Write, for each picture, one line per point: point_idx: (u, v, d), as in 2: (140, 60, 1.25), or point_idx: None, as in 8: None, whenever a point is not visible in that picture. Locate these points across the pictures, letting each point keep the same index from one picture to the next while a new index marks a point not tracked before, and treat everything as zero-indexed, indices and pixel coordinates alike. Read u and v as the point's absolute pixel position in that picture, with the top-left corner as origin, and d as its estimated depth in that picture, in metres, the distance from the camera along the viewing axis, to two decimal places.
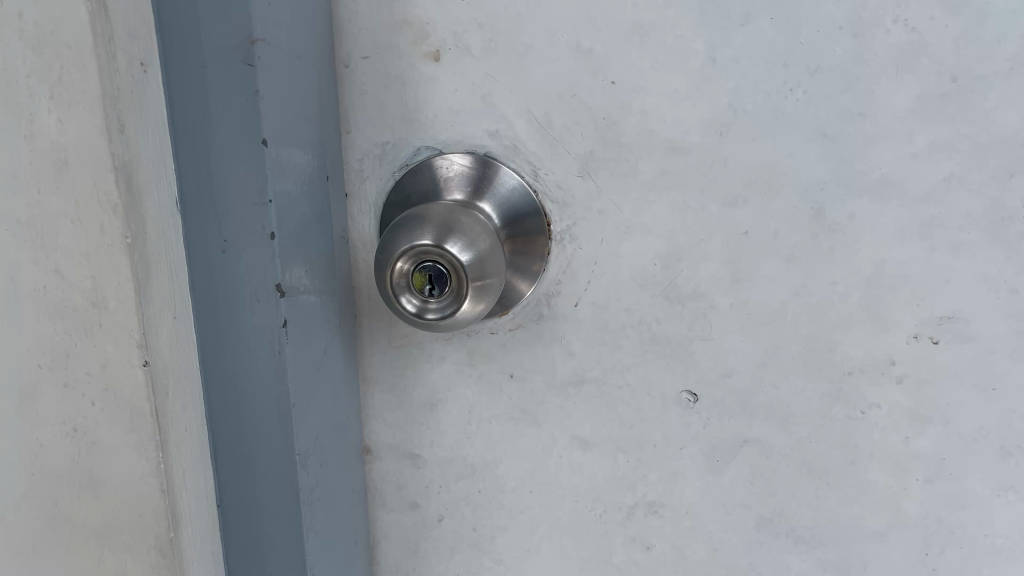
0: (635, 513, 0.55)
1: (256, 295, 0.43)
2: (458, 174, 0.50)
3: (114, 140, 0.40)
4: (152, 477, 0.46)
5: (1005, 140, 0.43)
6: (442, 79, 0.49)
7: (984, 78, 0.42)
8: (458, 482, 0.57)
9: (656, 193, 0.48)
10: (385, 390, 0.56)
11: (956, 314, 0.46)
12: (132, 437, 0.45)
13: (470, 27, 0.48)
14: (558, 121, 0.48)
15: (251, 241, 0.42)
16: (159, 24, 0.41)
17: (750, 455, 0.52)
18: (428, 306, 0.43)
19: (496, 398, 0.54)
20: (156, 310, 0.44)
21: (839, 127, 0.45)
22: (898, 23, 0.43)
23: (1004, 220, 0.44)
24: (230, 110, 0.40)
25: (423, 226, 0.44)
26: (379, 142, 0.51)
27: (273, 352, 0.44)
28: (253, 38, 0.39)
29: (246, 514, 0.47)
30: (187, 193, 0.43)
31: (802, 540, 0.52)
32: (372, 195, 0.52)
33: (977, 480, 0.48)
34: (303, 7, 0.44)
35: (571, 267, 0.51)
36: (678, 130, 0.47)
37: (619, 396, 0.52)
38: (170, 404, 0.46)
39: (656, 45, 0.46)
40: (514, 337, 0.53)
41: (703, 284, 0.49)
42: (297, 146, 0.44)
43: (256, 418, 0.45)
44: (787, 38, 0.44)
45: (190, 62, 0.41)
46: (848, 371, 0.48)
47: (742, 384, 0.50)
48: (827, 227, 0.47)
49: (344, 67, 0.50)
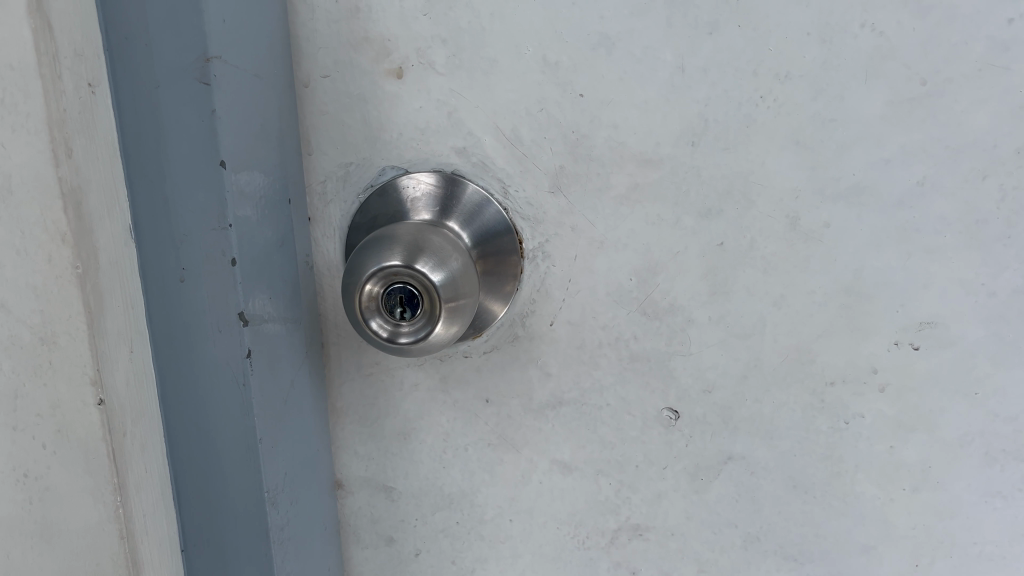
0: (620, 537, 0.53)
1: (218, 324, 0.41)
2: (425, 193, 0.49)
3: (61, 164, 0.36)
4: (109, 523, 0.40)
5: (975, 143, 0.43)
6: (406, 97, 0.47)
7: (952, 81, 0.42)
8: (435, 513, 0.55)
9: (629, 208, 0.47)
10: (355, 421, 0.54)
11: (935, 320, 0.46)
12: (88, 482, 0.40)
13: (432, 43, 0.46)
14: (527, 136, 0.47)
15: (210, 269, 0.40)
16: (107, 43, 0.39)
17: (735, 472, 0.51)
18: (400, 330, 0.41)
19: (472, 424, 0.53)
20: (112, 346, 0.39)
21: (812, 135, 0.44)
22: (865, 29, 0.42)
23: (979, 223, 0.44)
24: (186, 133, 0.39)
25: (392, 246, 0.42)
26: (341, 163, 0.49)
27: (237, 385, 0.42)
28: (209, 56, 0.37)
29: (215, 555, 0.46)
30: (142, 219, 0.41)
31: (791, 557, 0.52)
32: (336, 218, 0.50)
33: (964, 487, 0.48)
34: (261, 25, 0.42)
35: (545, 285, 0.49)
36: (649, 143, 0.46)
37: (598, 416, 0.51)
38: (127, 447, 0.41)
39: (623, 57, 0.45)
40: (488, 360, 0.51)
41: (680, 298, 0.48)
42: (259, 169, 0.42)
43: (221, 454, 0.44)
44: (756, 46, 0.43)
45: (142, 83, 0.39)
46: (829, 381, 0.48)
47: (723, 399, 0.49)
48: (803, 235, 0.46)
49: (303, 86, 0.48)
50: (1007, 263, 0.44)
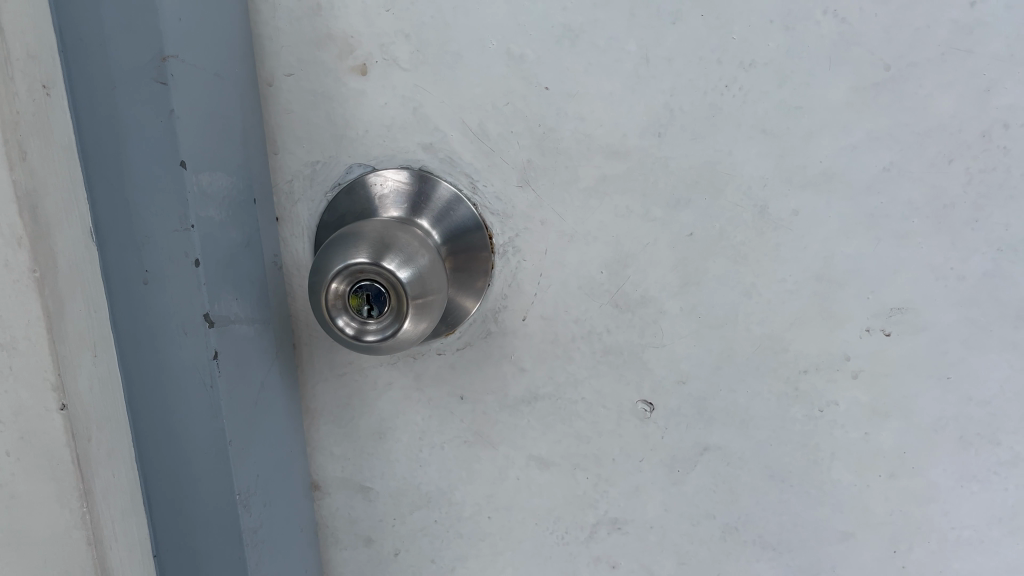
0: (599, 531, 0.53)
1: (183, 327, 0.41)
2: (393, 190, 0.48)
3: (15, 169, 0.36)
4: (76, 529, 0.41)
5: (943, 127, 0.43)
6: (370, 93, 0.47)
7: (916, 66, 0.42)
8: (413, 513, 0.55)
9: (598, 200, 0.47)
10: (331, 422, 0.54)
11: (906, 305, 0.46)
12: (54, 488, 0.40)
13: (396, 38, 0.46)
14: (493, 130, 0.47)
15: (174, 270, 0.40)
16: (61, 44, 0.38)
17: (711, 463, 0.50)
18: (367, 327, 0.41)
19: (448, 422, 0.52)
20: (72, 350, 0.39)
21: (778, 124, 0.44)
22: (827, 15, 0.42)
23: (947, 207, 0.44)
24: (145, 134, 0.38)
25: (358, 243, 0.41)
26: (308, 162, 0.49)
27: (205, 388, 0.41)
28: (165, 55, 0.37)
29: (187, 560, 0.45)
30: (102, 222, 0.40)
31: (770, 547, 0.52)
32: (304, 217, 0.50)
33: (941, 472, 0.48)
34: (221, 24, 0.42)
35: (517, 280, 0.49)
36: (616, 134, 0.46)
37: (574, 410, 0.51)
38: (95, 453, 0.41)
39: (587, 48, 0.44)
40: (462, 357, 0.51)
41: (651, 289, 0.48)
42: (222, 169, 0.42)
43: (191, 458, 0.43)
44: (720, 34, 0.43)
45: (98, 83, 0.38)
46: (803, 370, 0.48)
47: (698, 390, 0.49)
48: (773, 224, 0.46)
49: (267, 86, 0.47)
50: (975, 247, 0.44)
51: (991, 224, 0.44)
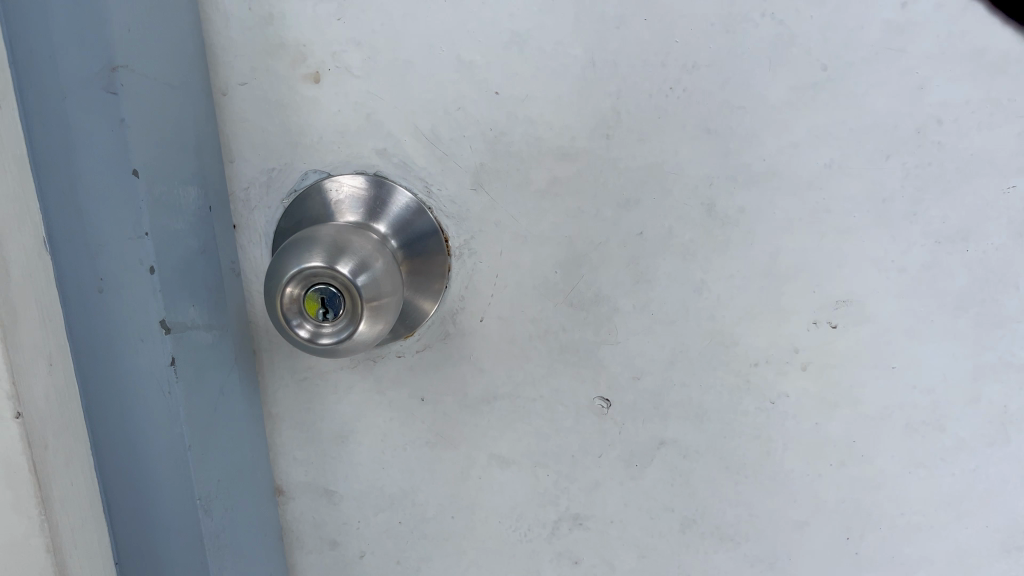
0: (560, 527, 0.54)
1: (140, 334, 0.41)
2: (349, 196, 0.49)
3: None
4: (36, 537, 0.40)
5: (880, 124, 0.44)
6: (324, 101, 0.48)
7: (852, 65, 0.44)
8: (377, 514, 0.55)
9: (550, 201, 0.48)
10: (292, 426, 0.54)
11: (851, 297, 0.47)
12: (9, 497, 0.39)
13: (348, 46, 0.46)
14: (446, 135, 0.48)
15: (129, 278, 0.41)
16: (13, 56, 0.38)
17: (668, 456, 0.52)
18: (322, 330, 0.41)
19: (409, 423, 0.53)
20: (27, 359, 0.38)
21: (722, 123, 0.45)
22: (766, 17, 0.43)
23: (886, 202, 0.45)
24: (97, 144, 0.39)
25: (312, 247, 0.42)
26: (263, 170, 0.49)
27: (163, 394, 0.42)
28: (114, 65, 0.37)
29: (149, 565, 0.46)
30: (56, 231, 0.41)
31: (728, 537, 0.53)
32: (261, 224, 0.50)
33: (889, 459, 0.50)
34: (173, 34, 0.43)
35: (474, 282, 0.50)
36: (565, 136, 0.47)
37: (533, 408, 0.52)
38: (51, 460, 0.40)
39: (535, 53, 0.45)
40: (421, 359, 0.52)
41: (604, 288, 0.49)
42: (176, 177, 0.43)
43: (151, 462, 0.44)
44: (663, 38, 0.44)
45: (49, 94, 0.39)
46: (753, 363, 0.49)
47: (653, 385, 0.50)
48: (720, 221, 0.47)
49: (220, 95, 0.48)
50: (915, 240, 0.46)
51: (929, 218, 0.45)
